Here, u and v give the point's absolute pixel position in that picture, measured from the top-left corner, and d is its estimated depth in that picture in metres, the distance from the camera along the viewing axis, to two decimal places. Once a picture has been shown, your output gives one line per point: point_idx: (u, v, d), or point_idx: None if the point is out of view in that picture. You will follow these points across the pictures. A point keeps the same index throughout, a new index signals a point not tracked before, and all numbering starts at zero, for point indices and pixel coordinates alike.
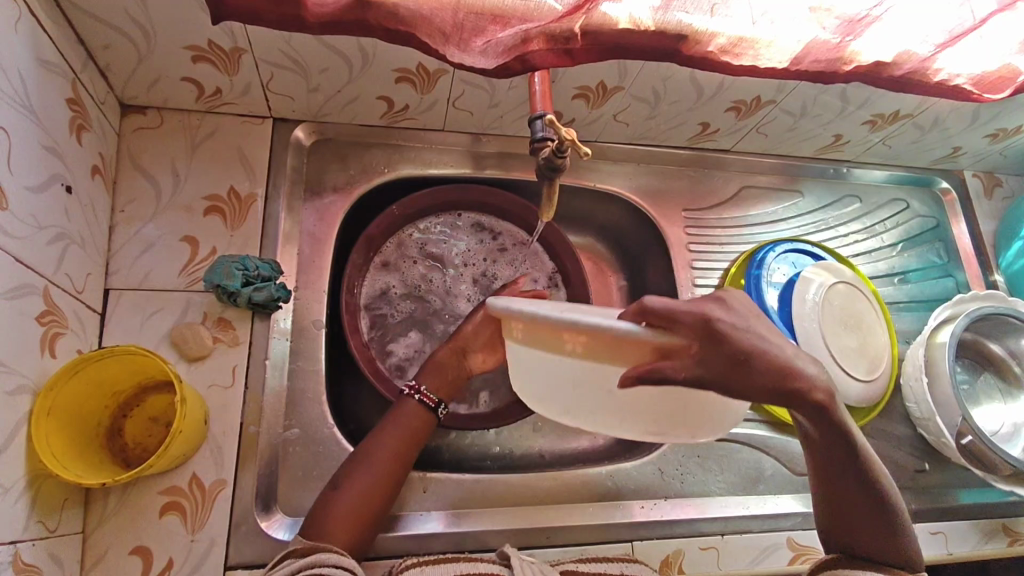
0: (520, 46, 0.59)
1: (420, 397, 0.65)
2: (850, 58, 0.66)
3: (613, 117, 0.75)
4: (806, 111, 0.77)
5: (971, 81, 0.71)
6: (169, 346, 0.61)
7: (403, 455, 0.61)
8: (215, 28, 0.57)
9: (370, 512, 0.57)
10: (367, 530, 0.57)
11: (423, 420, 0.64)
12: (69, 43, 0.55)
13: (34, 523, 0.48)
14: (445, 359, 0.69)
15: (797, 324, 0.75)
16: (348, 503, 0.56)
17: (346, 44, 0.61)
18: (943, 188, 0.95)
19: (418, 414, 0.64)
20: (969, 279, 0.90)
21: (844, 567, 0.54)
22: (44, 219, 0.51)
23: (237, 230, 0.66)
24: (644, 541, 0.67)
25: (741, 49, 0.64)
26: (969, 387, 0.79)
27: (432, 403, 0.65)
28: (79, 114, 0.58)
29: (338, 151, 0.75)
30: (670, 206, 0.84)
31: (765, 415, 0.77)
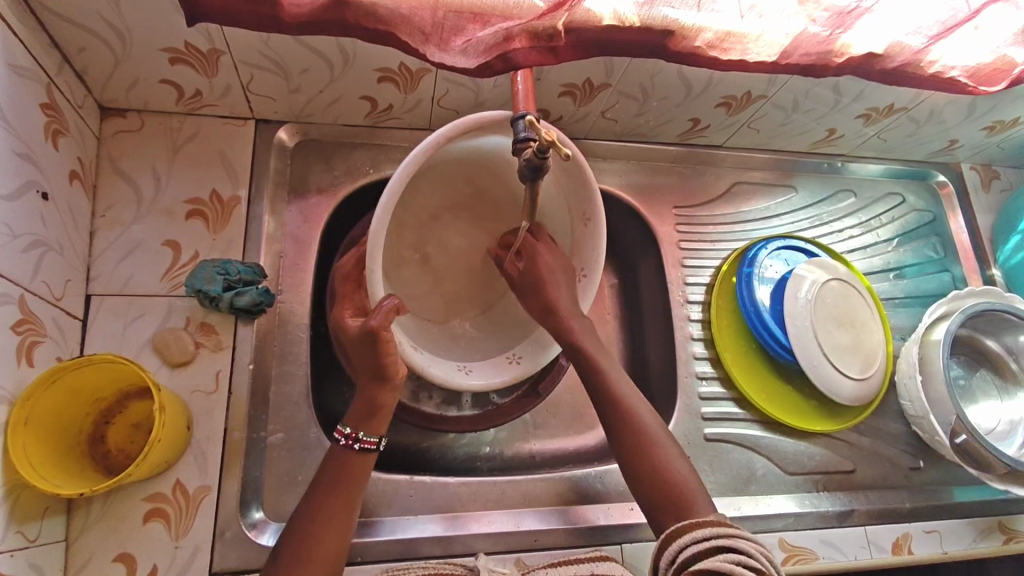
0: (502, 44, 0.58)
1: (361, 444, 0.55)
2: (842, 51, 0.65)
3: (601, 113, 0.74)
4: (797, 106, 0.76)
5: (966, 74, 0.70)
6: (152, 352, 0.60)
7: (358, 475, 0.55)
8: (191, 30, 0.56)
9: (338, 544, 0.51)
10: (339, 570, 0.52)
11: (361, 465, 0.55)
12: (42, 47, 0.54)
13: (12, 534, 0.48)
14: (384, 401, 0.57)
15: (790, 323, 0.75)
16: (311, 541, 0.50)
17: (325, 44, 0.60)
18: (940, 181, 0.94)
19: (356, 462, 0.55)
20: (966, 274, 0.89)
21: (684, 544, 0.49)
22: (19, 226, 0.51)
23: (220, 234, 0.66)
24: (633, 543, 0.65)
25: (730, 43, 0.62)
26: (965, 385, 0.78)
27: (372, 446, 0.56)
28: (55, 118, 0.57)
29: (323, 151, 0.74)
30: (661, 203, 0.83)
31: (757, 414, 0.76)
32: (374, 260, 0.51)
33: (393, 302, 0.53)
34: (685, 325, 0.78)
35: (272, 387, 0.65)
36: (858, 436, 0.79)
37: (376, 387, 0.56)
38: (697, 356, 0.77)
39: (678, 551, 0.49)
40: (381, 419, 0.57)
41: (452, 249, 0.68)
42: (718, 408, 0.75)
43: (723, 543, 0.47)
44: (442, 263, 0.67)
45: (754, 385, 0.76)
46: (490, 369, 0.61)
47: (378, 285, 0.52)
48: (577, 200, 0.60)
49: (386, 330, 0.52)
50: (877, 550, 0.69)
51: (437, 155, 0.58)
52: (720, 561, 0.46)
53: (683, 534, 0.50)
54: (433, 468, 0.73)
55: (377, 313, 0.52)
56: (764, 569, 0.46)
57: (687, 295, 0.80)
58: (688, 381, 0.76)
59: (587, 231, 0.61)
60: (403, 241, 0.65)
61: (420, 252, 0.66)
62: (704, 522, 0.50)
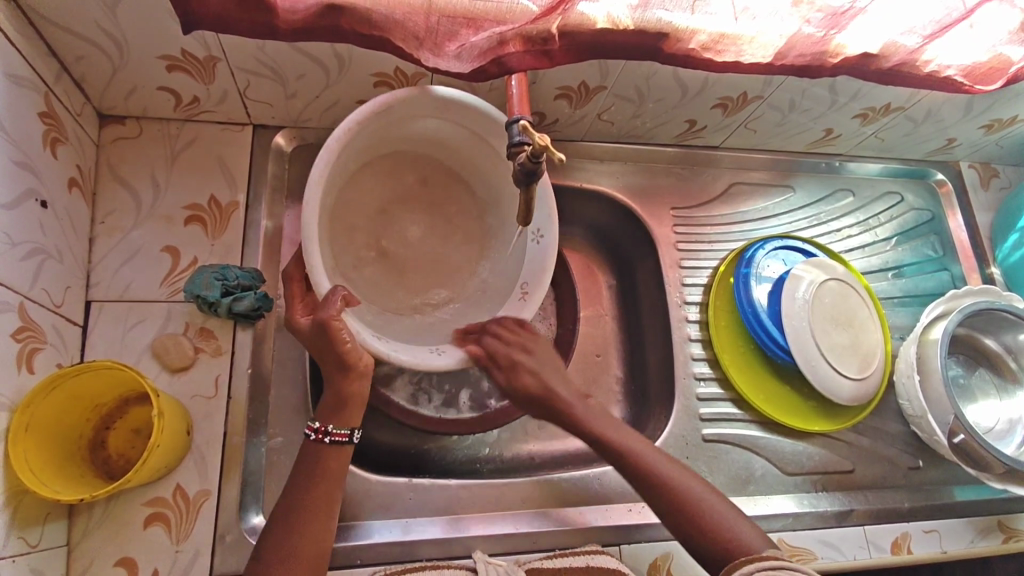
0: (496, 48, 0.58)
1: (330, 437, 0.55)
2: (836, 52, 0.65)
3: (597, 116, 0.74)
4: (794, 106, 0.76)
5: (962, 73, 0.70)
6: (152, 358, 0.61)
7: (337, 475, 0.55)
8: (187, 38, 0.56)
9: (321, 547, 0.52)
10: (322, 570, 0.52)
11: (338, 459, 0.56)
12: (40, 56, 0.55)
13: (14, 539, 0.48)
14: (354, 391, 0.57)
15: (787, 323, 0.75)
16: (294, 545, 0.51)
17: (321, 50, 0.60)
18: (939, 179, 0.93)
19: (329, 460, 0.55)
20: (965, 273, 0.89)
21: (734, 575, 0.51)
22: (19, 235, 0.51)
23: (219, 239, 0.66)
24: (631, 544, 0.66)
25: (724, 45, 0.62)
26: (963, 383, 0.78)
27: (344, 438, 0.56)
28: (54, 127, 0.57)
29: (320, 156, 0.74)
30: (658, 205, 0.83)
31: (755, 414, 0.76)
32: (311, 250, 0.53)
33: (340, 294, 0.54)
34: (682, 326, 0.79)
35: (271, 392, 0.66)
36: (857, 435, 0.79)
37: (337, 376, 0.56)
38: (695, 357, 0.78)
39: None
40: (353, 410, 0.57)
41: (408, 239, 0.68)
42: (716, 409, 0.75)
43: (767, 574, 0.49)
44: (400, 255, 0.67)
45: (752, 386, 0.77)
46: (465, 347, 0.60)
47: (323, 277, 0.54)
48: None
49: (338, 321, 0.53)
50: (875, 550, 0.70)
51: (370, 145, 0.62)
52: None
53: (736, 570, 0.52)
54: (433, 470, 0.73)
55: (327, 304, 0.53)
56: None
57: (684, 296, 0.80)
58: (686, 382, 0.76)
59: (529, 191, 0.61)
60: (357, 236, 0.66)
61: (376, 247, 0.67)
62: (754, 558, 0.52)
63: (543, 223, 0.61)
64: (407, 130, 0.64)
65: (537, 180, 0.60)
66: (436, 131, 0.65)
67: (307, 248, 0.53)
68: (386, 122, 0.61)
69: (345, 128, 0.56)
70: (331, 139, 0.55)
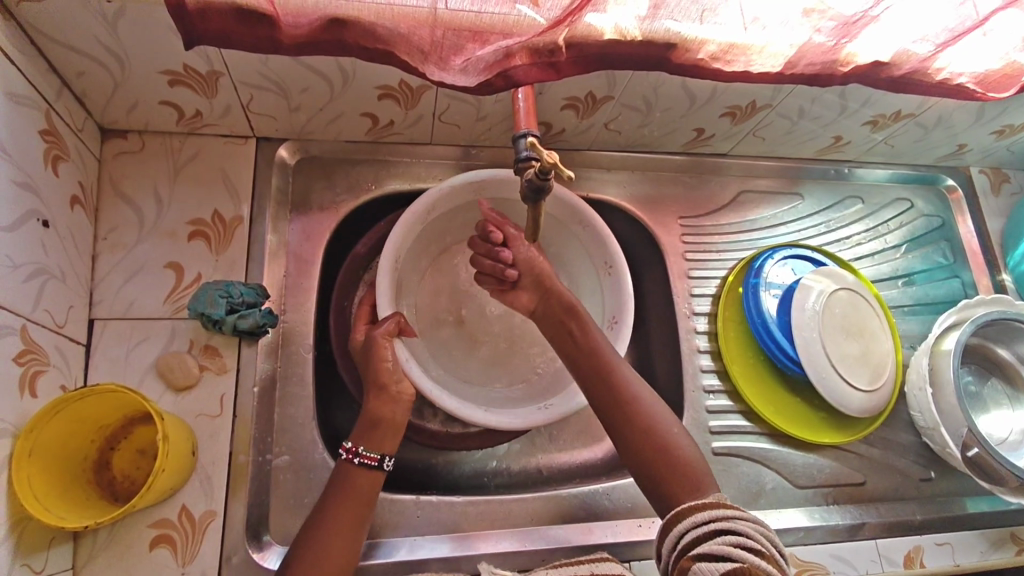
0: (502, 61, 0.57)
1: (360, 458, 0.56)
2: (847, 60, 0.64)
3: (604, 125, 0.74)
4: (803, 113, 0.75)
5: (975, 80, 0.69)
6: (156, 377, 0.60)
7: (363, 497, 0.55)
8: (189, 53, 0.55)
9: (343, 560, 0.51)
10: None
11: (369, 481, 0.56)
12: (41, 74, 0.54)
13: (18, 566, 0.48)
14: (385, 414, 0.58)
15: (797, 334, 0.74)
16: (318, 553, 0.50)
17: (325, 64, 0.59)
18: (949, 185, 0.92)
19: (356, 479, 0.55)
20: (976, 280, 0.88)
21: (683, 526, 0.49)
22: (19, 256, 0.50)
23: (222, 255, 0.65)
24: (641, 560, 0.66)
25: (733, 55, 0.61)
26: (976, 393, 0.77)
27: (374, 462, 0.56)
28: (55, 144, 0.56)
29: (324, 168, 0.73)
30: (666, 214, 0.82)
31: (765, 426, 0.75)
32: (382, 276, 0.62)
33: (394, 319, 0.61)
34: (691, 338, 0.78)
35: (277, 409, 0.65)
36: (869, 447, 0.78)
37: (372, 398, 0.59)
38: (705, 368, 0.77)
39: (678, 537, 0.48)
40: (386, 434, 0.58)
41: (487, 314, 0.74)
42: (725, 422, 0.75)
43: (720, 526, 0.47)
44: (477, 326, 0.73)
45: (762, 398, 0.76)
46: (517, 413, 0.62)
47: (385, 303, 0.61)
48: (598, 253, 0.69)
49: (383, 341, 0.60)
50: (888, 563, 0.69)
51: (462, 219, 0.73)
52: (717, 545, 0.45)
53: (686, 517, 0.49)
54: (440, 485, 0.72)
55: (382, 324, 0.60)
56: (765, 550, 0.46)
57: (693, 307, 0.79)
58: (695, 394, 0.75)
59: (612, 280, 0.68)
60: (439, 304, 0.74)
61: (455, 314, 0.73)
62: (705, 504, 0.49)
63: (620, 312, 0.67)
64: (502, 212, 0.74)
65: (614, 271, 0.67)
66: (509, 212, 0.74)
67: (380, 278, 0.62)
68: (463, 202, 0.70)
69: (423, 202, 0.65)
70: (408, 211, 0.64)
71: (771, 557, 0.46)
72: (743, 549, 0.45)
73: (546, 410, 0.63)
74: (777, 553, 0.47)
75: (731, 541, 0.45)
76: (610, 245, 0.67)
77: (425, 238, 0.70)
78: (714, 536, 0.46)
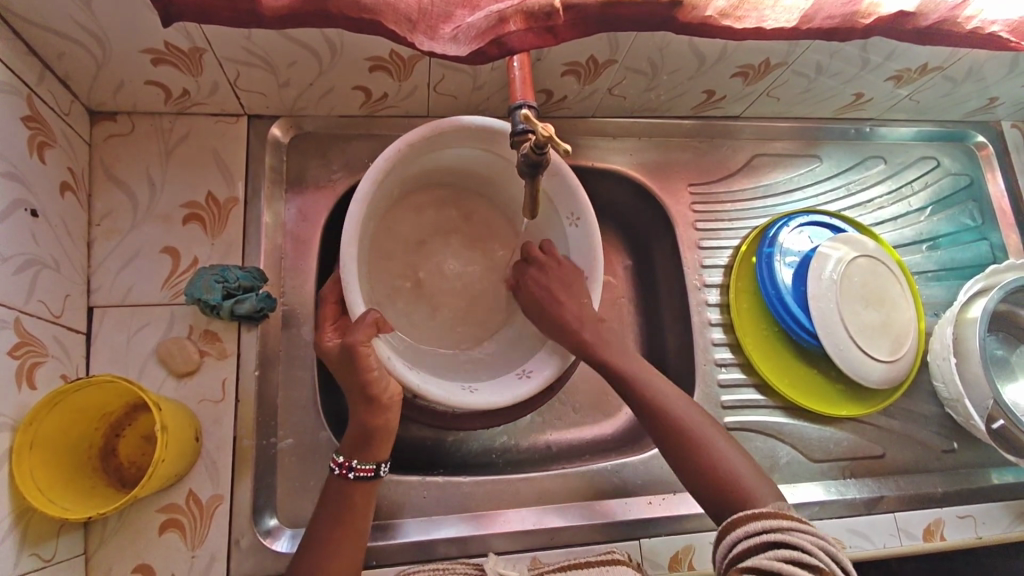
0: (495, 28, 0.54)
1: (356, 472, 0.54)
2: (869, 11, 0.59)
3: (608, 90, 0.70)
4: (822, 70, 0.70)
5: (1009, 29, 0.63)
6: (157, 363, 0.60)
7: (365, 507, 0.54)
8: (168, 30, 0.53)
9: (349, 565, 0.52)
10: None
11: (364, 493, 0.55)
12: (20, 58, 0.52)
13: (26, 557, 0.48)
14: (378, 423, 0.55)
15: (813, 305, 0.71)
16: None
17: (311, 37, 0.56)
18: (979, 142, 0.87)
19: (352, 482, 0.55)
20: (1006, 240, 0.84)
21: (744, 525, 0.49)
22: (9, 249, 0.50)
23: (218, 237, 0.64)
24: (651, 538, 0.65)
25: (744, 11, 0.57)
26: (1002, 360, 0.74)
27: (369, 473, 0.55)
28: (41, 130, 0.55)
29: (318, 145, 0.71)
30: (674, 180, 0.78)
31: (779, 400, 0.73)
32: (348, 275, 0.54)
33: (371, 315, 0.54)
34: (703, 310, 0.75)
35: (279, 392, 0.64)
36: (888, 418, 0.75)
37: (362, 410, 0.55)
38: (716, 342, 0.75)
39: (732, 545, 0.49)
40: (378, 446, 0.56)
41: (445, 272, 0.69)
42: (738, 396, 0.73)
43: (775, 539, 0.46)
44: (436, 288, 0.69)
45: (776, 369, 0.74)
46: (501, 386, 0.59)
47: (359, 300, 0.54)
48: (562, 201, 0.62)
49: (366, 346, 0.53)
50: (907, 537, 0.68)
51: (413, 164, 0.63)
52: (765, 560, 0.45)
53: (741, 527, 0.49)
54: (449, 465, 0.72)
55: (357, 328, 0.53)
56: (824, 566, 0.45)
57: (704, 278, 0.77)
58: (706, 367, 0.73)
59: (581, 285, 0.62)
60: (393, 266, 0.67)
61: (412, 277, 0.68)
62: (761, 513, 0.49)
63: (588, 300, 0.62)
64: (449, 158, 0.65)
65: (581, 223, 0.61)
66: (479, 162, 0.67)
67: (348, 271, 0.55)
68: (420, 155, 0.61)
69: (390, 153, 0.57)
70: (378, 160, 0.56)
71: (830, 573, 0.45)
72: (797, 564, 0.45)
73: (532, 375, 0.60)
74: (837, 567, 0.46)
75: (783, 555, 0.45)
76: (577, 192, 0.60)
77: (389, 190, 0.63)
78: (768, 550, 0.46)
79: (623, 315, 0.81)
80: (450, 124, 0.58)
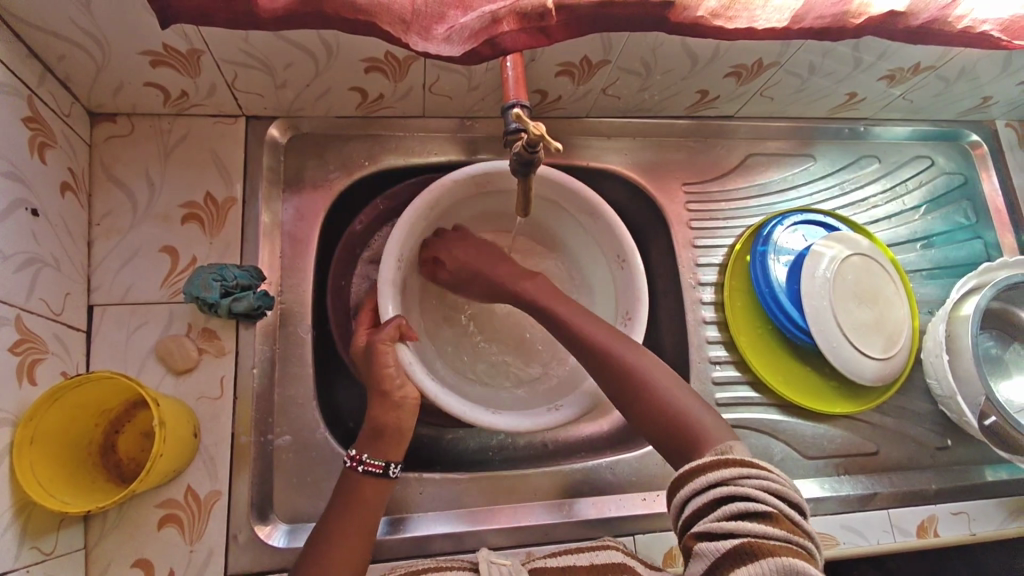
0: (489, 28, 0.55)
1: (364, 467, 0.55)
2: (860, 11, 0.59)
3: (602, 91, 0.71)
4: (815, 70, 0.71)
5: (1000, 28, 0.64)
6: (156, 361, 0.61)
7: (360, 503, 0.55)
8: (167, 31, 0.54)
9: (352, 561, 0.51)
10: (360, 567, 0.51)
11: (366, 486, 0.55)
12: (21, 60, 0.53)
13: (27, 550, 0.49)
14: (387, 421, 0.57)
15: (807, 303, 0.72)
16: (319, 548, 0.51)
17: (307, 38, 0.57)
18: (973, 141, 0.88)
19: (347, 478, 0.55)
20: (1000, 239, 0.84)
21: (688, 483, 0.47)
22: (10, 247, 0.51)
23: (217, 236, 0.65)
24: (646, 534, 0.66)
25: (735, 11, 0.58)
26: (996, 357, 0.74)
27: (378, 469, 0.55)
28: (41, 131, 0.56)
29: (316, 145, 0.72)
30: (669, 180, 0.79)
31: (774, 397, 0.74)
32: (387, 283, 0.59)
33: (394, 323, 0.58)
34: (697, 309, 0.76)
35: (277, 390, 0.65)
36: (882, 416, 0.76)
37: (376, 405, 0.57)
38: (710, 340, 0.75)
39: (682, 503, 0.47)
40: (388, 442, 0.57)
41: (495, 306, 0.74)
42: (733, 393, 0.73)
43: (721, 496, 0.44)
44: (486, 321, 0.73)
45: (769, 366, 0.74)
46: (526, 414, 0.61)
47: (390, 306, 0.59)
48: (610, 244, 0.66)
49: (386, 346, 0.57)
50: (900, 533, 0.68)
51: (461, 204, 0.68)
52: (714, 524, 0.44)
53: (688, 483, 0.47)
54: (446, 461, 0.72)
55: (381, 329, 0.58)
56: (773, 510, 0.43)
57: (699, 277, 0.77)
58: (701, 365, 0.74)
59: (624, 274, 0.65)
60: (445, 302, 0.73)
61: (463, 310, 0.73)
62: (703, 466, 0.46)
63: (632, 308, 0.64)
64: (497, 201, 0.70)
65: (627, 266, 0.64)
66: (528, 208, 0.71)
67: (382, 278, 0.60)
68: (466, 195, 0.67)
69: (437, 190, 0.62)
70: (425, 193, 0.62)
71: (779, 513, 0.43)
72: (747, 517, 0.43)
73: (559, 411, 0.61)
74: (785, 503, 0.44)
75: (727, 513, 0.44)
76: (624, 238, 0.64)
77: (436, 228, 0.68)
78: (713, 508, 0.45)
79: None
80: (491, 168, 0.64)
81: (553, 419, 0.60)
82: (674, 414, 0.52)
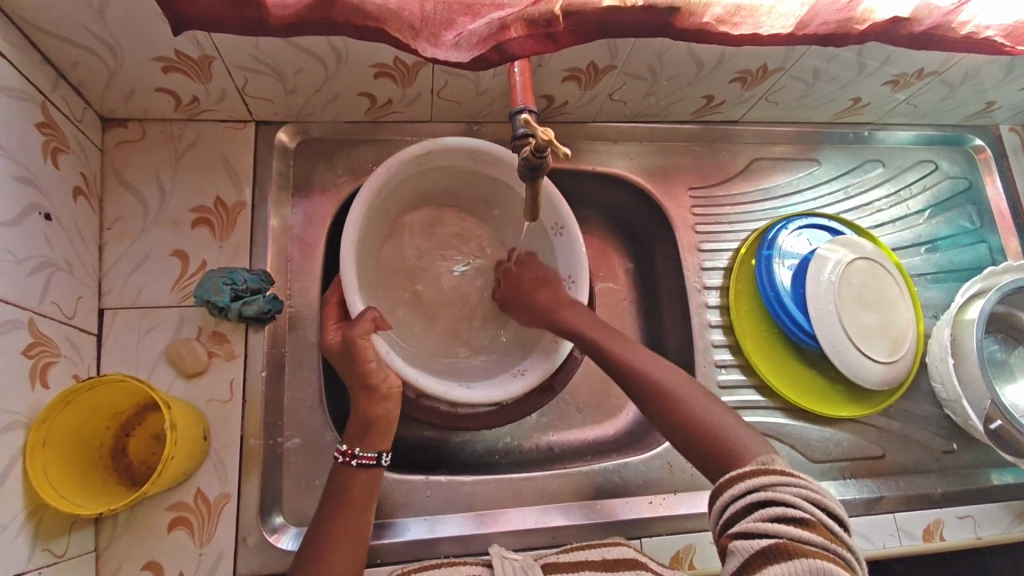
0: (497, 34, 0.56)
1: (357, 461, 0.55)
2: (864, 18, 0.60)
3: (608, 96, 0.71)
4: (820, 75, 0.71)
5: (1003, 33, 0.64)
6: (166, 364, 0.61)
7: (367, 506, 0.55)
8: (178, 38, 0.54)
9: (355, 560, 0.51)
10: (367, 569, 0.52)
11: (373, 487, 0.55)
12: (35, 67, 0.54)
13: (39, 552, 0.49)
14: (378, 414, 0.58)
15: (812, 307, 0.72)
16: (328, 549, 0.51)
17: (317, 44, 0.58)
18: (977, 145, 0.88)
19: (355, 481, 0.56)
20: (1004, 243, 0.84)
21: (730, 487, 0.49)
22: (24, 251, 0.51)
23: (226, 241, 0.66)
24: (652, 538, 0.66)
25: (740, 18, 0.58)
26: (1001, 362, 0.74)
27: (372, 460, 0.56)
28: (54, 136, 0.57)
29: (324, 150, 0.72)
30: (674, 185, 0.79)
31: (779, 401, 0.74)
32: (348, 274, 0.59)
33: (370, 314, 0.58)
34: (703, 312, 0.76)
35: (285, 393, 0.65)
36: (887, 420, 0.76)
37: (362, 399, 0.58)
38: (716, 343, 0.75)
39: (722, 509, 0.49)
40: (377, 434, 0.57)
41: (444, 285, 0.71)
42: (739, 397, 0.74)
43: (762, 498, 0.46)
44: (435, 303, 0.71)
45: (774, 370, 0.74)
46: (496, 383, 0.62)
47: (358, 299, 0.59)
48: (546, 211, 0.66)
49: (364, 340, 0.58)
50: (907, 537, 0.68)
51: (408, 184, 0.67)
52: (752, 522, 0.45)
53: (730, 487, 0.49)
54: (453, 465, 0.73)
55: (357, 323, 0.58)
56: (810, 517, 0.45)
57: (704, 280, 0.78)
58: (707, 369, 0.74)
59: (562, 240, 0.65)
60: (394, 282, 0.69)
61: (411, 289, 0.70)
62: (745, 472, 0.49)
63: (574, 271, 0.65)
64: (440, 179, 0.69)
65: (564, 231, 0.65)
66: (476, 184, 0.70)
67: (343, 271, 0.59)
68: (414, 174, 0.65)
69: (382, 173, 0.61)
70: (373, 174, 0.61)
71: (816, 522, 0.45)
72: (785, 520, 0.45)
73: (524, 374, 0.63)
74: (825, 516, 0.45)
75: (766, 516, 0.45)
76: (558, 203, 0.64)
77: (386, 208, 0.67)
78: (751, 512, 0.47)
79: (624, 317, 0.82)
80: (437, 145, 0.63)
81: (521, 384, 0.62)
82: (707, 436, 0.53)
